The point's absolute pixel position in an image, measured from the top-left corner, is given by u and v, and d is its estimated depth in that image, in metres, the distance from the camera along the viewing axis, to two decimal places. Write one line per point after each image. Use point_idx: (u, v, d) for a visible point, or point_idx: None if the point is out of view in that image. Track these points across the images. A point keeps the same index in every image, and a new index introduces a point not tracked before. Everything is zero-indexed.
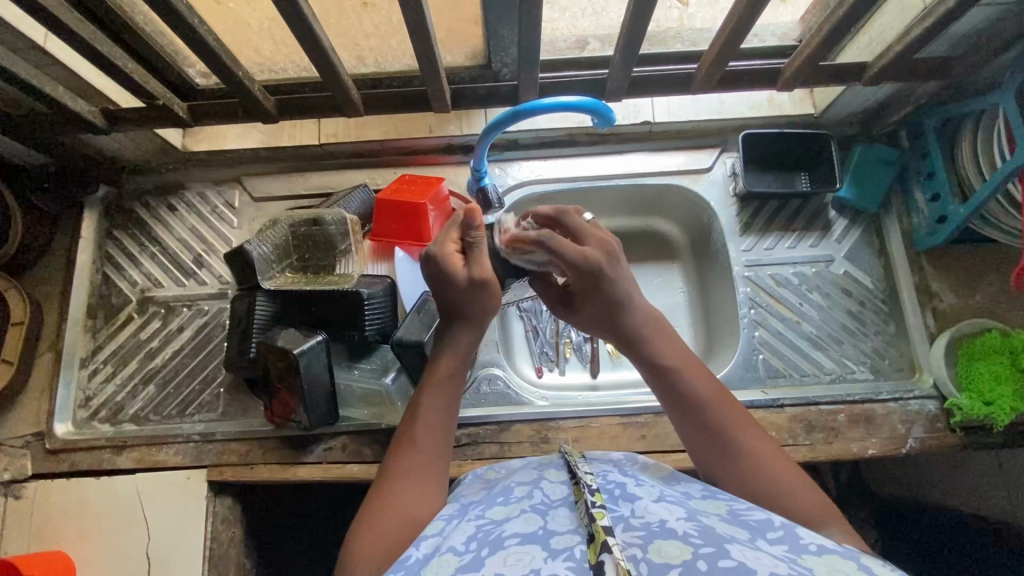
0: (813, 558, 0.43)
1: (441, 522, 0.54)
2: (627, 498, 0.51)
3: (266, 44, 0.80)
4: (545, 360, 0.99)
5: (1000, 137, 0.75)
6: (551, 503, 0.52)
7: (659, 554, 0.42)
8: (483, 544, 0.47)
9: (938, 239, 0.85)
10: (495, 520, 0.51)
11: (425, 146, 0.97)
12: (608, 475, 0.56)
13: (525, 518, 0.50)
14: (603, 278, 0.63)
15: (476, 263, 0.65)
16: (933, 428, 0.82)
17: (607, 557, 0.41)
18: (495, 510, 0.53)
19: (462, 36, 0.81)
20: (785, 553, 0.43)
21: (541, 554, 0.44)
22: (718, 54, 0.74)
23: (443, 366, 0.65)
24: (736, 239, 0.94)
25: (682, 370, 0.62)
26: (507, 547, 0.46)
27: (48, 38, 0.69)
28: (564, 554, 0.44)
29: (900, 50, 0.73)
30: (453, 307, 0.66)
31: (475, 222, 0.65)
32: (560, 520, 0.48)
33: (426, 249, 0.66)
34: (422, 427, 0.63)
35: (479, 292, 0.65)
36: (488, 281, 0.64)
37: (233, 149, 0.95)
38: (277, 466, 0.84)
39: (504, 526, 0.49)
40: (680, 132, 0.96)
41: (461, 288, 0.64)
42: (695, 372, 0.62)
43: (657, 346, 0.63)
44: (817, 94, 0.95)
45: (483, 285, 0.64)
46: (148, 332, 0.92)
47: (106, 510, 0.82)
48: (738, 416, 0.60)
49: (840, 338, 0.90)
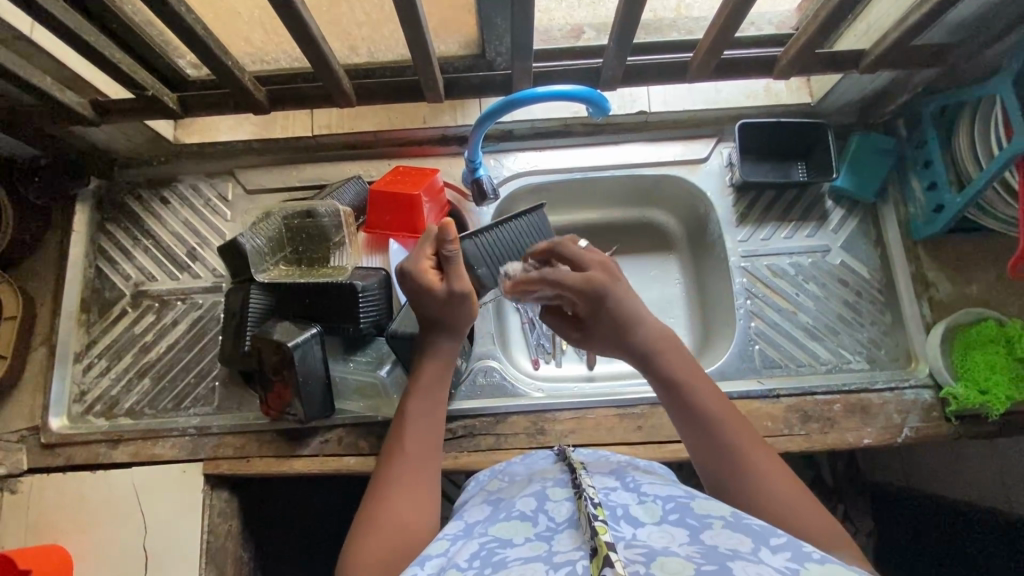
0: (818, 568, 0.44)
1: (445, 542, 0.54)
2: (629, 520, 0.51)
3: (257, 34, 0.78)
4: (541, 352, 0.99)
5: (998, 124, 0.74)
6: (556, 526, 0.52)
7: (661, 570, 0.43)
8: (485, 564, 0.48)
9: (935, 228, 0.85)
10: (500, 542, 0.51)
11: (420, 137, 0.96)
12: (611, 492, 0.56)
13: (530, 545, 0.50)
14: (608, 295, 0.70)
15: (453, 276, 0.69)
16: (928, 417, 0.83)
17: (609, 570, 0.42)
18: (498, 531, 0.53)
19: (455, 25, 0.80)
20: (789, 563, 0.44)
21: (541, 568, 0.46)
22: (713, 42, 0.73)
23: (427, 376, 0.70)
24: (732, 230, 0.94)
25: (692, 388, 0.66)
26: (510, 567, 0.47)
27: (35, 29, 0.69)
28: (566, 569, 0.45)
29: (897, 37, 0.72)
30: (435, 318, 0.71)
31: (449, 236, 0.68)
32: (563, 541, 0.49)
33: (402, 264, 0.70)
34: (411, 436, 0.66)
35: (457, 304, 0.70)
36: (466, 293, 0.70)
37: (225, 142, 0.94)
38: (273, 458, 0.84)
39: (508, 550, 0.50)
40: (676, 121, 0.96)
41: (440, 301, 0.69)
42: (706, 390, 0.66)
43: (663, 356, 0.69)
44: (814, 83, 0.94)
45: (461, 297, 0.69)
46: (143, 326, 0.92)
47: (103, 504, 0.82)
48: (737, 422, 0.64)
49: (836, 328, 0.90)
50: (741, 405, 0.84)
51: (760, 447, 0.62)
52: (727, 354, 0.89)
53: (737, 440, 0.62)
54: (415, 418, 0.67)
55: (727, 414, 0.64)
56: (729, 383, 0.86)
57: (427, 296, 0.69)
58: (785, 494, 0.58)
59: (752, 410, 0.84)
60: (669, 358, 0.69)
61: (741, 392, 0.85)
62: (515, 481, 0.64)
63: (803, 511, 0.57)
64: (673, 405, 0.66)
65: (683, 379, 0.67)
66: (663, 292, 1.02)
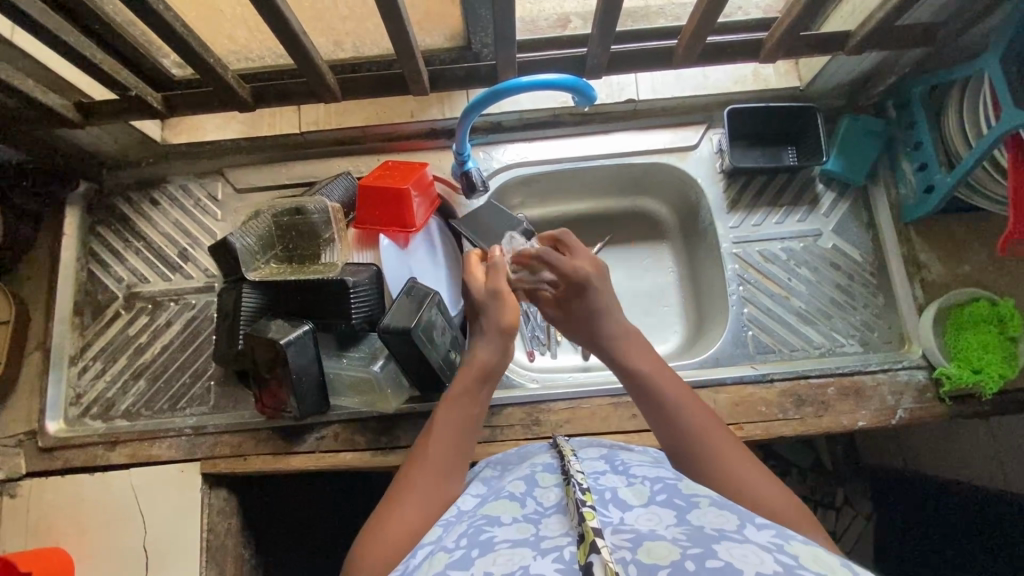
0: (801, 545, 0.44)
1: (439, 529, 0.55)
2: (617, 503, 0.52)
3: (240, 31, 0.78)
4: (537, 343, 0.99)
5: (985, 101, 0.73)
6: (544, 510, 0.53)
7: (647, 554, 0.43)
8: (473, 544, 0.50)
9: (925, 209, 0.85)
10: (488, 521, 0.53)
11: (408, 132, 0.96)
12: (600, 477, 0.57)
13: (518, 527, 0.51)
14: (590, 287, 0.71)
15: (493, 277, 0.73)
16: (921, 398, 0.83)
17: (595, 557, 0.42)
18: (488, 511, 0.56)
19: (439, 17, 0.80)
20: (773, 539, 0.45)
21: (530, 554, 0.46)
22: (698, 27, 0.72)
23: (459, 383, 0.69)
24: (723, 216, 0.94)
25: (648, 372, 0.67)
26: (496, 550, 0.47)
27: (14, 31, 0.68)
28: (552, 555, 0.45)
29: (883, 17, 0.72)
30: (478, 319, 0.73)
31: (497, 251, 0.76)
32: (552, 525, 0.50)
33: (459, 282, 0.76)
34: (438, 440, 0.66)
35: (493, 302, 0.72)
36: (502, 291, 0.72)
37: (213, 141, 0.94)
38: (270, 456, 0.85)
39: (496, 531, 0.51)
40: (665, 109, 0.95)
41: (478, 299, 0.73)
42: (661, 373, 0.67)
43: (624, 351, 0.69)
44: (802, 66, 0.94)
45: (498, 292, 0.72)
46: (136, 328, 0.92)
47: (102, 505, 0.83)
48: (702, 410, 0.64)
49: (829, 312, 0.90)
50: (735, 390, 0.84)
51: (723, 433, 0.62)
52: (721, 341, 0.89)
53: (704, 428, 0.62)
54: (446, 422, 0.67)
55: (693, 400, 0.64)
56: (723, 369, 0.87)
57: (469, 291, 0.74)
58: (749, 474, 0.59)
59: (745, 396, 0.84)
60: (633, 355, 0.68)
61: (734, 378, 0.85)
62: (510, 470, 0.66)
63: (765, 488, 0.58)
64: (640, 397, 0.67)
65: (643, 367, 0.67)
66: (656, 281, 1.02)
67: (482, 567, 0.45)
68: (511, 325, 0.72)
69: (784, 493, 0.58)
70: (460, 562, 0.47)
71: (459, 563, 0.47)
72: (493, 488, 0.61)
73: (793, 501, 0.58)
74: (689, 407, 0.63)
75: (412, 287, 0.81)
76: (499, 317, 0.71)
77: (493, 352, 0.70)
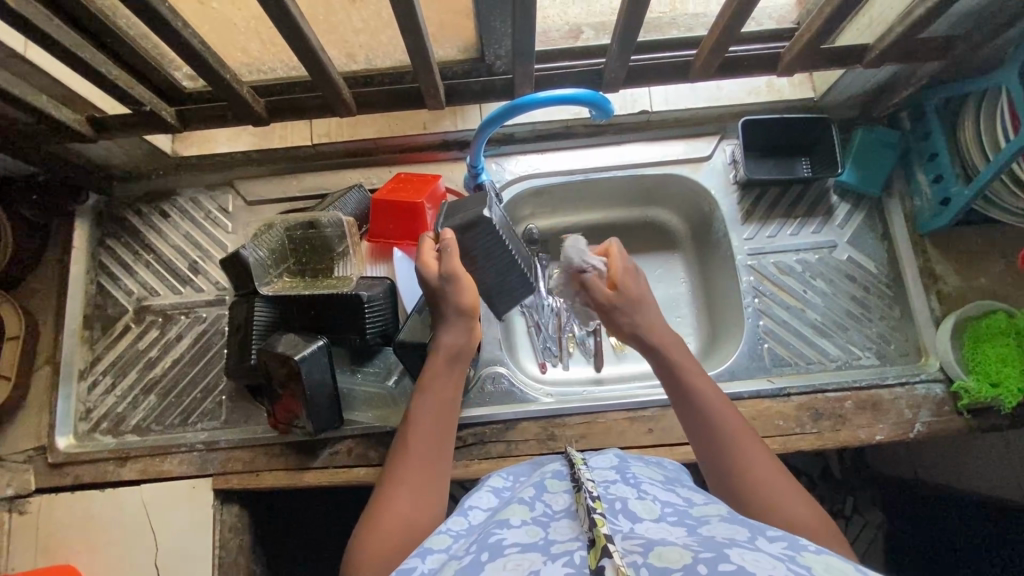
0: (813, 556, 0.43)
1: (447, 538, 0.54)
2: (627, 514, 0.51)
3: (253, 44, 0.77)
4: (548, 355, 0.98)
5: (1003, 116, 0.73)
6: (553, 513, 0.53)
7: (659, 559, 0.42)
8: (482, 547, 0.49)
9: (941, 221, 0.85)
10: (498, 524, 0.52)
11: (421, 143, 0.96)
12: (610, 486, 0.56)
13: (527, 529, 0.51)
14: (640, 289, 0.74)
15: (445, 260, 0.68)
16: (940, 411, 0.82)
17: (607, 562, 0.42)
18: (498, 516, 0.55)
19: (454, 31, 0.79)
20: (785, 550, 0.44)
21: (540, 558, 0.45)
22: (717, 40, 0.72)
23: (431, 368, 0.69)
24: (737, 228, 0.93)
25: (693, 380, 0.67)
26: (507, 554, 0.47)
27: (28, 46, 0.67)
28: (563, 559, 0.45)
29: (903, 31, 0.71)
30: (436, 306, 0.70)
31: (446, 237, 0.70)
32: (562, 530, 0.49)
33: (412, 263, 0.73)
34: (419, 429, 0.65)
35: (449, 287, 0.68)
36: (457, 275, 0.68)
37: (225, 153, 0.93)
38: (282, 472, 0.84)
39: (506, 534, 0.50)
40: (678, 121, 0.95)
41: (433, 286, 0.69)
42: (706, 386, 0.67)
43: (672, 360, 0.69)
44: (817, 78, 0.93)
45: (453, 277, 0.68)
46: (146, 342, 0.91)
47: (114, 523, 0.82)
48: (741, 426, 0.64)
49: (844, 324, 0.89)
50: (751, 404, 0.83)
51: (758, 445, 0.62)
52: (736, 353, 0.89)
53: (742, 442, 0.62)
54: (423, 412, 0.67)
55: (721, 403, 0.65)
56: (740, 382, 0.86)
57: (433, 288, 0.69)
58: (769, 480, 0.59)
59: (762, 410, 0.83)
60: (677, 361, 0.69)
61: (751, 392, 0.84)
62: (520, 480, 0.65)
63: (790, 503, 0.57)
64: (682, 404, 0.67)
65: (685, 375, 0.68)
66: (669, 292, 1.02)
67: (493, 571, 0.44)
68: (469, 306, 0.69)
69: (808, 501, 0.58)
70: (470, 566, 0.46)
71: (468, 568, 0.46)
72: (504, 499, 0.60)
73: (820, 515, 0.57)
74: (719, 412, 0.64)
75: (424, 303, 0.81)
76: (458, 297, 0.69)
77: (458, 335, 0.70)
